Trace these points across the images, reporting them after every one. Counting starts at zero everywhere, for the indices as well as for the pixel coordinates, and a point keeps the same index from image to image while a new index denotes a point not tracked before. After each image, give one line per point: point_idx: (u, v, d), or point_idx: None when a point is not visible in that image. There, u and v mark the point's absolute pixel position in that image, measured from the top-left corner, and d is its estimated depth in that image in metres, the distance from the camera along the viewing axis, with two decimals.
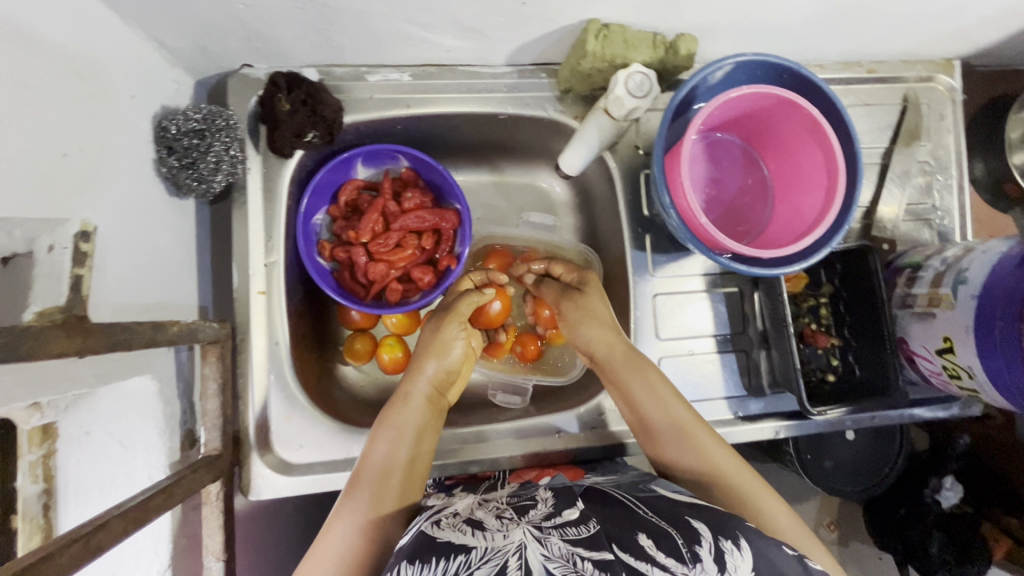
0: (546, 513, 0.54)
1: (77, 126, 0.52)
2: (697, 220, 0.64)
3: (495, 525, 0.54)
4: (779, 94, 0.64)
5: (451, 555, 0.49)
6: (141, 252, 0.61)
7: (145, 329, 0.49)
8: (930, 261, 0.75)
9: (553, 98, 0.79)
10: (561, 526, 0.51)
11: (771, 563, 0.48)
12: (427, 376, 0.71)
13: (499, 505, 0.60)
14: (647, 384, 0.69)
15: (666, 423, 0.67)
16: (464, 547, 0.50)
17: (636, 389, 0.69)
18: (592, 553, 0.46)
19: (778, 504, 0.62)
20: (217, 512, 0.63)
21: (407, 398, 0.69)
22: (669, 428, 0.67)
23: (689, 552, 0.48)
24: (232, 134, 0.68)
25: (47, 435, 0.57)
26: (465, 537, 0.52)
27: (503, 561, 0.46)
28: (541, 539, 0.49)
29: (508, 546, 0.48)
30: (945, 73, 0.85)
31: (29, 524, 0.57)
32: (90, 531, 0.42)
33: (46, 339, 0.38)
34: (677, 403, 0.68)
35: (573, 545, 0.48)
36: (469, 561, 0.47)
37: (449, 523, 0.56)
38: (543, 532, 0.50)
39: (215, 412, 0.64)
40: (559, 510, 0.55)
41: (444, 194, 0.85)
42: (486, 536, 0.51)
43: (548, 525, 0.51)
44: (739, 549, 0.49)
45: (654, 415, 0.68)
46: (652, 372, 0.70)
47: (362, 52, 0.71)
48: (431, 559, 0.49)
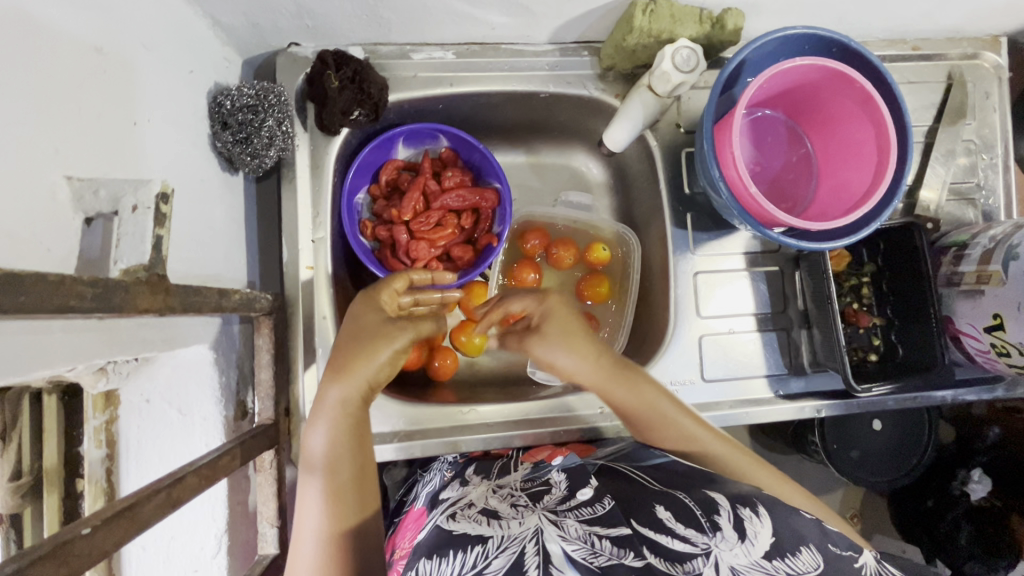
0: (562, 497, 0.56)
1: (145, 95, 0.53)
2: (747, 190, 0.63)
3: (509, 513, 0.55)
4: (832, 66, 0.64)
5: (468, 547, 0.50)
6: (198, 223, 0.63)
7: (213, 294, 0.51)
8: (977, 238, 0.74)
9: (594, 76, 0.79)
10: (577, 508, 0.53)
11: (793, 528, 0.52)
12: (379, 364, 0.63)
13: (512, 491, 0.62)
14: (640, 398, 0.69)
15: (651, 422, 0.69)
16: (480, 537, 0.51)
17: (616, 398, 0.70)
18: (609, 531, 0.49)
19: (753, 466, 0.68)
20: (270, 479, 0.65)
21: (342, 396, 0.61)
22: (654, 425, 0.69)
23: (709, 521, 0.51)
24: (284, 110, 0.68)
25: (110, 402, 0.60)
26: (481, 528, 0.53)
27: (520, 549, 0.47)
28: (557, 522, 0.50)
29: (523, 532, 0.49)
30: (992, 50, 0.84)
31: (94, 486, 0.61)
32: (170, 483, 0.44)
33: (134, 294, 0.39)
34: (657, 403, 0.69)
35: (589, 525, 0.49)
36: (486, 552, 0.48)
37: (464, 515, 0.57)
38: (558, 515, 0.51)
39: (268, 382, 0.66)
40: (573, 492, 0.57)
41: (483, 173, 0.86)
42: (501, 525, 0.52)
43: (563, 509, 0.53)
44: (759, 516, 0.53)
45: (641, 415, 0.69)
46: (632, 376, 0.70)
47: (408, 30, 0.72)
48: (449, 552, 0.50)
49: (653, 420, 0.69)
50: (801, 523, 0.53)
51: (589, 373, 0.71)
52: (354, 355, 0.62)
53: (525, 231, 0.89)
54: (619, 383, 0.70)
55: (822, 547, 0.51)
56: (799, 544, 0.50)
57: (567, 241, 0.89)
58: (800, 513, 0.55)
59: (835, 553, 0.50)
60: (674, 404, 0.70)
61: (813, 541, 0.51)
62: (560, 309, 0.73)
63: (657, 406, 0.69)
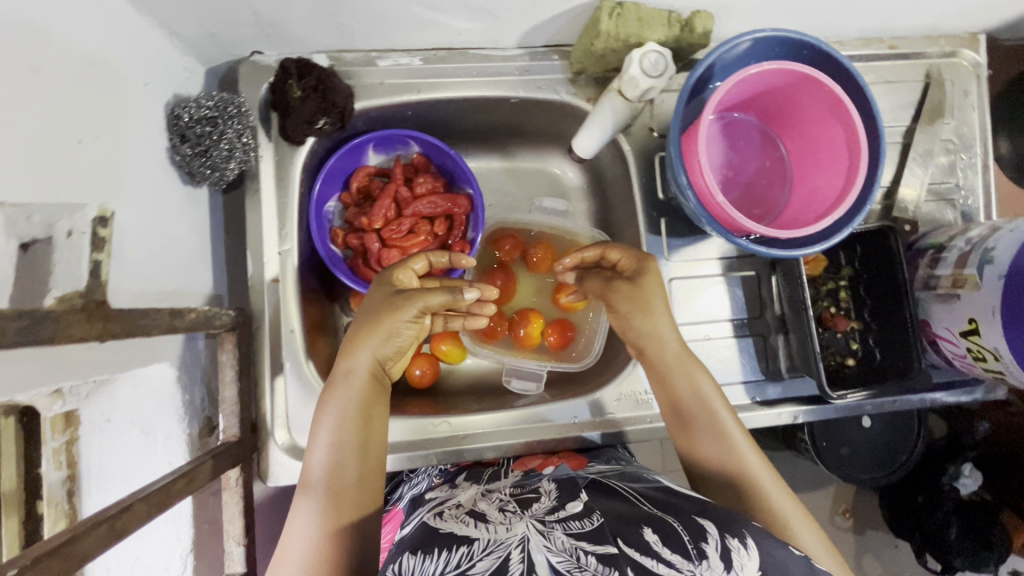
0: (550, 507, 0.53)
1: (93, 113, 0.52)
2: (714, 199, 0.63)
3: (497, 517, 0.53)
4: (800, 70, 0.63)
5: (453, 547, 0.48)
6: (157, 239, 0.62)
7: (163, 315, 0.50)
8: (954, 241, 0.73)
9: (565, 80, 0.78)
10: (565, 520, 0.50)
11: (778, 562, 0.49)
12: (373, 347, 0.63)
13: (502, 497, 0.60)
14: (690, 385, 0.68)
15: (693, 417, 0.68)
16: (466, 539, 0.49)
17: (670, 382, 0.69)
18: (597, 547, 0.45)
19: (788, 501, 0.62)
20: (236, 498, 0.64)
21: (350, 372, 0.63)
22: (698, 421, 0.67)
23: (696, 550, 0.48)
24: (245, 121, 0.67)
25: (70, 422, 0.59)
26: (467, 529, 0.52)
27: (505, 554, 0.45)
28: (545, 532, 0.48)
29: (510, 539, 0.47)
30: (970, 48, 0.83)
31: (54, 509, 0.59)
32: (115, 513, 0.43)
33: (67, 324, 0.38)
34: (708, 394, 0.67)
35: (577, 538, 0.47)
36: (471, 553, 0.46)
37: (452, 515, 0.56)
38: (546, 526, 0.49)
39: (232, 399, 0.65)
40: (562, 503, 0.54)
41: (456, 179, 0.85)
42: (487, 528, 0.51)
43: (551, 519, 0.50)
44: (747, 548, 0.49)
45: (687, 405, 0.68)
46: (689, 364, 0.68)
47: (372, 37, 0.71)
48: (432, 550, 0.49)
49: (698, 414, 0.67)
50: (787, 557, 0.50)
51: (655, 347, 0.69)
52: (359, 340, 0.63)
53: (500, 236, 0.88)
54: (684, 368, 0.68)
55: None
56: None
57: (544, 245, 0.87)
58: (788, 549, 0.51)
59: None
60: (724, 407, 0.67)
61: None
62: (655, 275, 0.69)
63: (707, 399, 0.67)
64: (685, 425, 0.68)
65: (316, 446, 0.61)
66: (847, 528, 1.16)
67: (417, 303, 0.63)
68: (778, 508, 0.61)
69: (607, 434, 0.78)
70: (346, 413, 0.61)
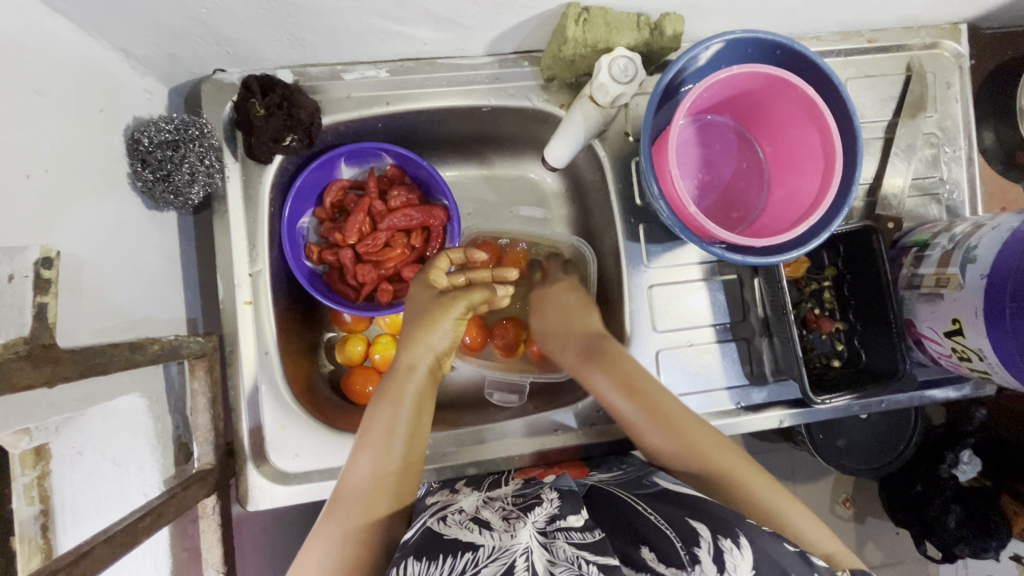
0: (550, 515, 0.52)
1: (44, 148, 0.51)
2: (685, 209, 0.62)
3: (501, 525, 0.52)
4: (771, 72, 0.62)
5: (458, 553, 0.49)
6: (122, 269, 0.61)
7: (122, 351, 0.49)
8: (938, 238, 0.72)
9: (537, 87, 0.76)
10: (566, 529, 0.50)
11: (774, 563, 0.48)
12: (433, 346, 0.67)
13: (504, 505, 0.59)
14: (626, 387, 0.69)
15: (638, 422, 0.67)
16: (471, 545, 0.49)
17: (606, 389, 0.70)
18: (599, 557, 0.46)
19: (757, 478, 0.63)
20: (214, 525, 0.63)
21: (411, 369, 0.66)
22: (646, 424, 0.67)
23: (689, 554, 0.48)
24: (207, 143, 0.66)
25: (40, 456, 0.57)
26: (472, 535, 0.52)
27: (510, 561, 0.45)
28: (548, 544, 0.47)
29: (515, 546, 0.47)
30: (951, 38, 0.81)
31: (29, 544, 0.57)
32: (74, 560, 0.43)
33: (9, 372, 0.37)
34: (648, 391, 0.68)
35: (579, 548, 0.47)
36: (476, 560, 0.47)
37: (456, 520, 0.56)
38: (548, 536, 0.48)
39: (206, 426, 0.64)
40: (563, 513, 0.53)
41: (431, 190, 0.83)
42: (492, 535, 0.50)
43: (552, 528, 0.50)
44: (740, 547, 0.49)
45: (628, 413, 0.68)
46: (609, 359, 0.71)
47: (335, 50, 0.69)
48: (438, 556, 0.49)
49: (643, 416, 0.67)
50: (785, 556, 0.49)
51: (580, 352, 0.74)
52: (414, 340, 0.66)
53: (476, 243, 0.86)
54: (603, 365, 0.71)
55: None
56: None
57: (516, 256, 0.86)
58: (783, 544, 0.51)
59: None
60: (669, 403, 0.68)
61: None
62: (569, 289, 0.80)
63: (647, 396, 0.68)
64: (634, 430, 0.68)
65: (357, 445, 0.62)
66: (848, 517, 1.15)
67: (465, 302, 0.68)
68: (748, 486, 0.62)
69: (591, 445, 0.77)
70: (398, 404, 0.63)
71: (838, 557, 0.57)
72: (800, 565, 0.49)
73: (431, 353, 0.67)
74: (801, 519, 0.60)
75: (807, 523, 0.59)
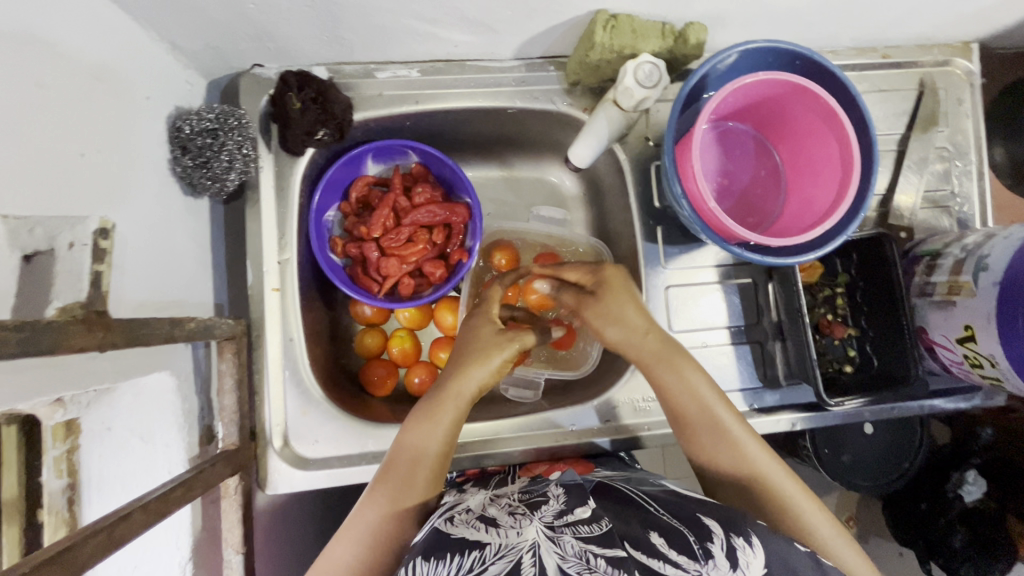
0: (558, 510, 0.52)
1: (98, 127, 0.54)
2: (706, 206, 0.65)
3: (508, 521, 0.53)
4: (793, 81, 0.64)
5: (466, 552, 0.49)
6: (158, 249, 0.62)
7: (163, 325, 0.50)
8: (950, 247, 0.73)
9: (561, 91, 0.79)
10: (574, 524, 0.50)
11: (784, 560, 0.49)
12: (476, 379, 0.66)
13: (511, 502, 0.59)
14: (683, 383, 0.66)
15: (692, 418, 0.66)
16: (478, 544, 0.50)
17: (664, 385, 0.67)
18: (606, 550, 0.46)
19: (804, 501, 0.62)
20: (235, 505, 0.64)
21: (456, 398, 0.65)
22: (704, 430, 0.66)
23: (702, 548, 0.48)
24: (245, 133, 0.69)
25: (70, 430, 0.58)
26: (479, 534, 0.52)
27: (517, 558, 0.46)
28: (554, 538, 0.48)
29: (521, 544, 0.48)
30: (963, 56, 0.84)
31: (54, 516, 0.59)
32: (113, 522, 0.44)
33: (68, 333, 0.39)
34: (702, 392, 0.66)
35: (586, 542, 0.47)
36: (483, 558, 0.47)
37: (462, 520, 0.56)
38: (555, 531, 0.49)
39: (231, 407, 0.65)
40: (571, 507, 0.53)
41: (454, 188, 0.85)
42: (499, 533, 0.51)
43: (560, 523, 0.50)
44: (752, 546, 0.49)
45: (685, 408, 0.67)
46: (676, 357, 0.67)
47: (370, 49, 0.72)
48: (445, 556, 0.49)
49: (700, 418, 0.66)
50: (795, 557, 0.50)
51: (643, 351, 0.67)
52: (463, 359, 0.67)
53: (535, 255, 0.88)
54: (670, 363, 0.66)
55: None
56: None
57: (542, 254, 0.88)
58: (794, 544, 0.51)
59: None
60: (729, 412, 0.66)
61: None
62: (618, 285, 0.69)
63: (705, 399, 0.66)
64: (687, 428, 0.67)
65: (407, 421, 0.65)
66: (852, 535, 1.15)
67: (517, 343, 0.68)
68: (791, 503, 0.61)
69: (609, 441, 0.78)
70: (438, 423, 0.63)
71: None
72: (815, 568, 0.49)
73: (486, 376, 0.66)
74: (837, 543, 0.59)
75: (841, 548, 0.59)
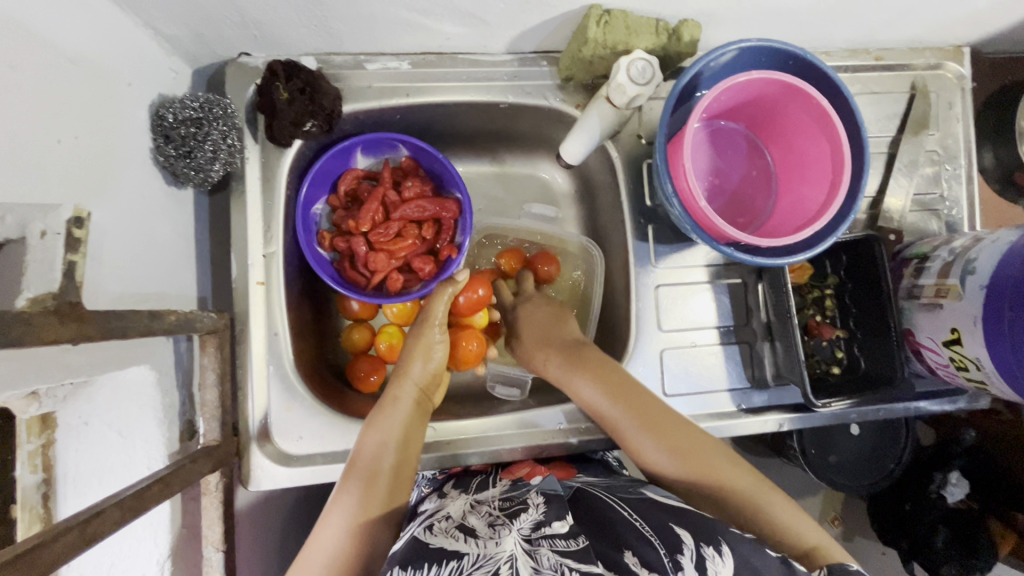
0: (536, 521, 0.52)
1: (77, 112, 0.52)
2: (697, 204, 0.64)
3: (487, 532, 0.52)
4: (786, 80, 0.64)
5: (443, 562, 0.49)
6: (139, 240, 0.61)
7: (143, 317, 0.49)
8: (938, 251, 0.74)
9: (554, 86, 0.78)
10: (551, 536, 0.50)
11: (755, 569, 0.49)
12: (414, 378, 0.72)
13: (491, 510, 0.58)
14: (603, 383, 0.70)
15: (617, 419, 0.69)
16: (455, 554, 0.49)
17: (586, 393, 0.71)
18: (582, 565, 0.46)
19: (757, 488, 0.63)
20: (216, 503, 0.63)
21: (396, 400, 0.69)
22: (640, 430, 0.67)
23: (672, 562, 0.49)
24: (229, 122, 0.67)
25: (46, 425, 0.58)
26: (457, 544, 0.51)
27: (494, 569, 0.46)
28: (531, 551, 0.48)
29: (499, 555, 0.47)
30: (955, 60, 0.84)
31: (29, 513, 0.58)
32: (87, 518, 0.42)
33: (39, 325, 0.38)
34: (625, 393, 0.69)
35: (563, 555, 0.47)
36: (460, 569, 0.47)
37: (442, 529, 0.56)
38: (533, 543, 0.49)
39: (213, 403, 0.64)
40: (549, 519, 0.52)
41: (444, 183, 0.84)
42: (478, 543, 0.50)
43: (537, 536, 0.50)
44: (722, 555, 0.50)
45: (610, 415, 0.70)
46: (590, 361, 0.73)
47: (360, 40, 0.71)
48: (423, 565, 0.49)
49: (630, 420, 0.68)
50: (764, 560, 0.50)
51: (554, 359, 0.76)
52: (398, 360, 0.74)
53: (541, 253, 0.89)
54: (584, 372, 0.72)
55: None
56: None
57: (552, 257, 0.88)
58: (765, 548, 0.51)
59: None
60: (654, 409, 0.69)
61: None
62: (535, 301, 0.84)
63: (631, 400, 0.69)
64: (624, 432, 0.69)
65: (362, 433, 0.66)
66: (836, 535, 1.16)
67: (429, 324, 0.74)
68: (740, 489, 0.62)
69: (580, 441, 0.78)
70: (389, 425, 0.66)
71: (827, 551, 0.57)
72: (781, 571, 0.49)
73: (420, 366, 0.72)
74: (788, 516, 0.60)
75: (792, 520, 0.60)
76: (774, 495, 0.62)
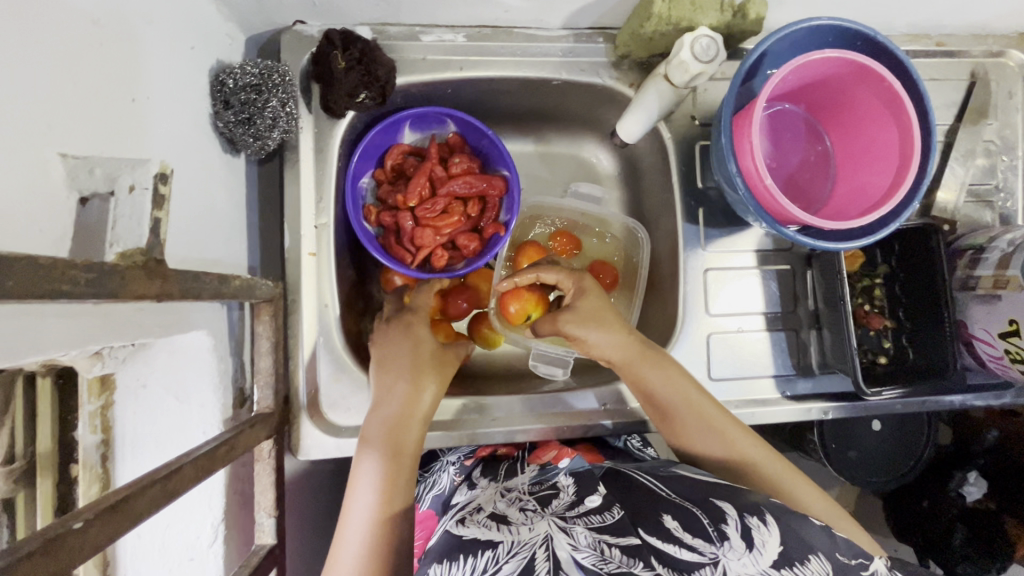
0: (569, 503, 0.53)
1: (149, 70, 0.52)
2: (761, 182, 0.63)
3: (519, 518, 0.52)
4: (861, 60, 0.62)
5: (481, 550, 0.48)
6: (197, 205, 0.61)
7: (214, 280, 0.49)
8: (995, 241, 0.72)
9: (608, 64, 0.77)
10: (586, 514, 0.50)
11: (800, 536, 0.48)
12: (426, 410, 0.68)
13: (520, 495, 0.59)
14: (663, 373, 0.67)
15: (674, 406, 0.67)
16: (493, 539, 0.49)
17: (647, 379, 0.68)
18: (619, 539, 0.47)
19: (797, 481, 0.64)
20: (268, 470, 0.63)
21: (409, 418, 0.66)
22: (690, 419, 0.67)
23: (716, 531, 0.47)
24: (288, 90, 0.67)
25: (105, 387, 0.58)
26: (491, 531, 0.51)
27: (530, 555, 0.45)
28: (566, 529, 0.48)
29: (534, 539, 0.47)
30: (1017, 48, 0.82)
31: (89, 472, 0.59)
32: (167, 474, 0.42)
33: (131, 280, 0.38)
34: (682, 384, 0.67)
35: (599, 532, 0.47)
36: (497, 557, 0.46)
37: (474, 519, 0.55)
38: (567, 522, 0.49)
39: (268, 370, 0.64)
40: (581, 497, 0.54)
41: (491, 161, 0.83)
42: (510, 530, 0.50)
43: (572, 515, 0.50)
44: (767, 524, 0.49)
45: (667, 401, 0.67)
46: (653, 354, 0.69)
47: (417, 10, 0.70)
48: (460, 557, 0.49)
49: (683, 408, 0.67)
50: (809, 529, 0.49)
51: (619, 354, 0.69)
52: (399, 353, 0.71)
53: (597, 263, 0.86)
54: (652, 360, 0.68)
55: (832, 559, 0.47)
56: (808, 555, 0.46)
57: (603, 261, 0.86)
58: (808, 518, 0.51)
59: (844, 563, 0.46)
60: (707, 400, 0.67)
61: (822, 551, 0.47)
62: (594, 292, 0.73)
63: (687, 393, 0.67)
64: (674, 417, 0.68)
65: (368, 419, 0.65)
66: None
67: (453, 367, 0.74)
68: (779, 481, 0.63)
69: (614, 422, 0.77)
70: (395, 429, 0.64)
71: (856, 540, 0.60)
72: (823, 537, 0.49)
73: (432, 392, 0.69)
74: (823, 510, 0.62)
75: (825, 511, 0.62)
76: (812, 488, 0.64)
